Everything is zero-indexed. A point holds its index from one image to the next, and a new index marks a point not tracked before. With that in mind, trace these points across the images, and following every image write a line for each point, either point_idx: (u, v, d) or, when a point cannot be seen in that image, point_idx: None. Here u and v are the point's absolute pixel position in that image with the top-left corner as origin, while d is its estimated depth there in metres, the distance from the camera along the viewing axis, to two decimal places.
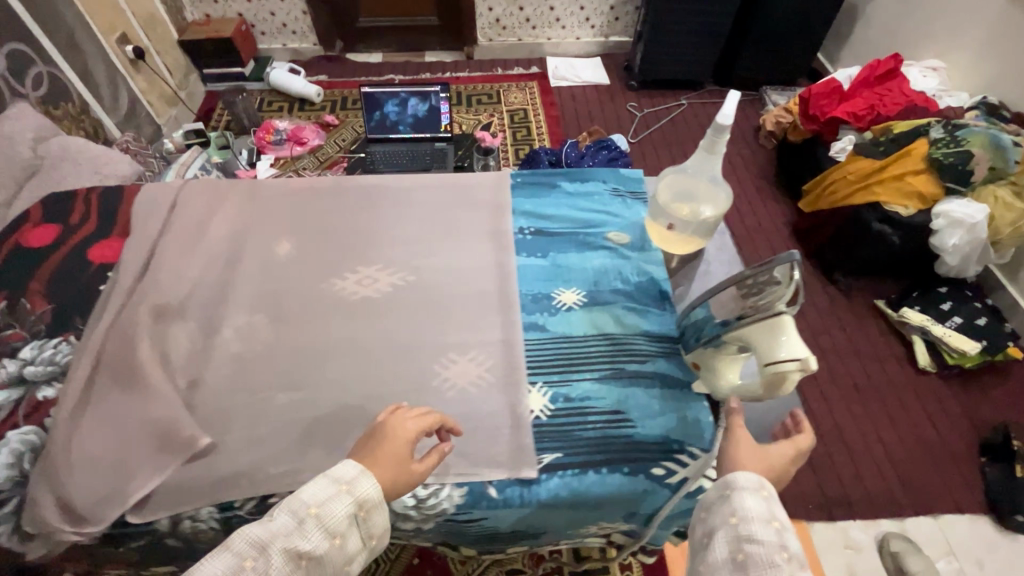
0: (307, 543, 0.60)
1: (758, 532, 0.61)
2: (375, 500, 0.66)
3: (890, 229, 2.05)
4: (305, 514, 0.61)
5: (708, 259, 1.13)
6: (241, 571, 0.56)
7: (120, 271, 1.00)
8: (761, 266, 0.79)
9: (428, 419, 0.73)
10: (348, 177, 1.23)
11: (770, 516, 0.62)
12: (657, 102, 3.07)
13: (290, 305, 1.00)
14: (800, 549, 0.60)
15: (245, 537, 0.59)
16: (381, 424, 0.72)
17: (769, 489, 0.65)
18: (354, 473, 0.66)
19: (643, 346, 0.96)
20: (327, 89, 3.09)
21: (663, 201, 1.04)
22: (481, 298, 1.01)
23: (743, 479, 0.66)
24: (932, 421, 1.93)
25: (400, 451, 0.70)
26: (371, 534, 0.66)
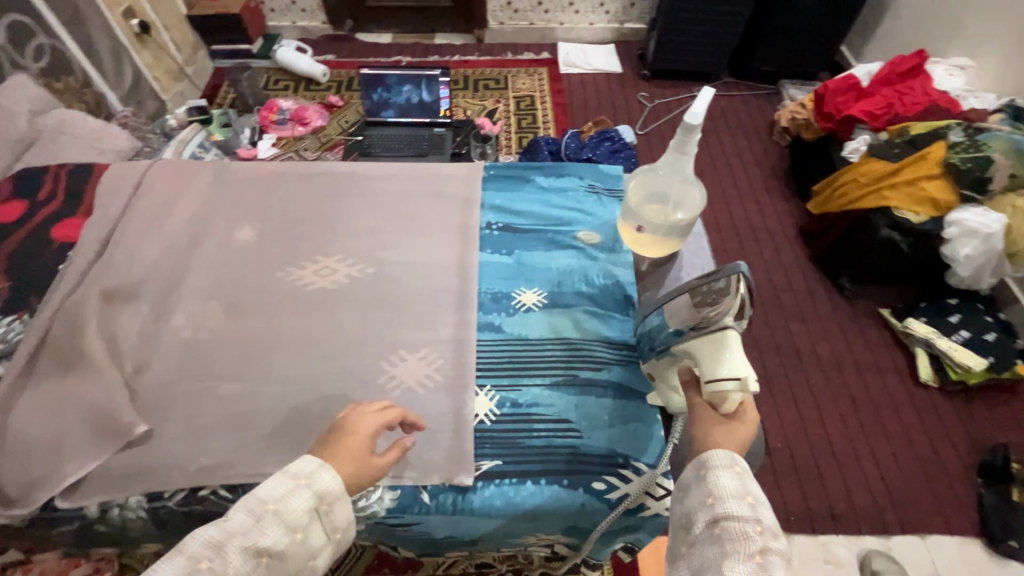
0: (266, 539, 0.59)
1: (735, 511, 0.61)
2: (335, 494, 0.65)
3: (900, 235, 1.96)
4: (263, 511, 0.60)
5: (681, 264, 1.05)
6: (195, 573, 0.54)
7: (77, 252, 1.01)
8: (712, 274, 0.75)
9: (387, 413, 0.73)
10: (319, 162, 1.21)
11: (743, 491, 0.62)
12: (669, 93, 2.97)
13: (244, 293, 0.99)
14: (773, 520, 0.61)
15: (200, 538, 0.56)
16: (340, 420, 0.71)
17: (742, 464, 0.64)
18: (312, 467, 0.65)
19: (600, 352, 0.92)
20: (334, 69, 3.06)
21: (635, 203, 0.99)
22: (438, 295, 0.99)
23: (716, 457, 0.65)
24: (928, 438, 1.86)
25: (359, 445, 0.69)
26: (335, 528, 0.65)
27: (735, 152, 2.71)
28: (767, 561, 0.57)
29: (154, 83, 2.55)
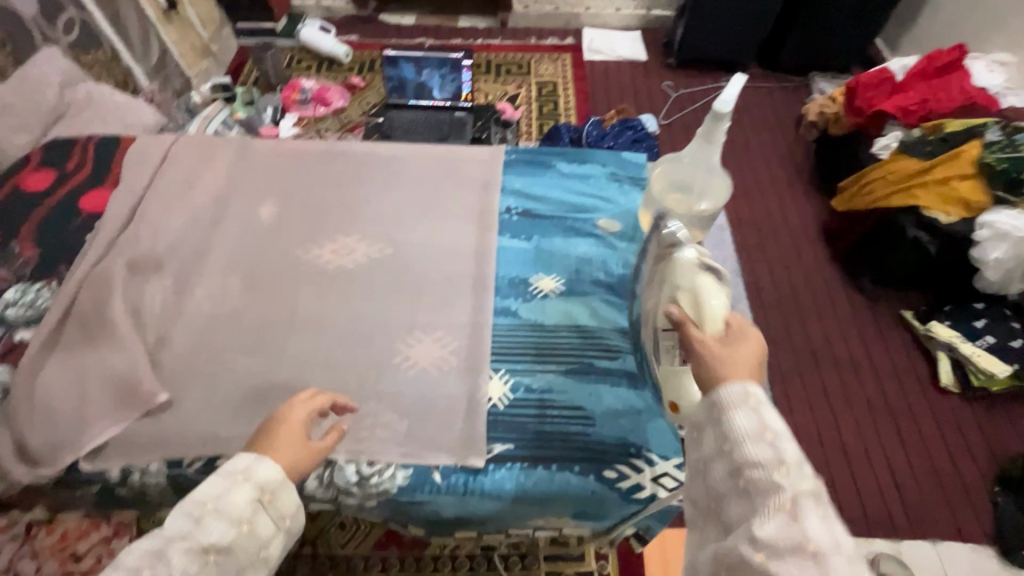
0: (209, 535, 0.59)
1: (756, 454, 0.52)
2: (277, 482, 0.65)
3: (927, 235, 1.94)
4: (202, 511, 0.60)
5: None
6: None
7: (103, 223, 1.02)
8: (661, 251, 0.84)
9: (315, 399, 0.72)
10: (340, 142, 1.21)
11: (761, 426, 0.53)
12: (694, 83, 2.91)
13: (264, 269, 1.00)
14: (802, 455, 0.52)
15: (137, 552, 0.56)
16: (274, 413, 0.70)
17: (758, 396, 0.55)
18: (248, 462, 0.64)
19: (617, 342, 0.91)
20: (356, 50, 3.05)
21: (658, 192, 0.98)
22: (455, 279, 0.99)
23: (728, 391, 0.56)
24: (944, 444, 1.83)
25: (294, 434, 0.68)
26: (284, 515, 0.65)
27: (759, 146, 2.66)
28: (798, 508, 0.48)
29: (181, 59, 2.57)
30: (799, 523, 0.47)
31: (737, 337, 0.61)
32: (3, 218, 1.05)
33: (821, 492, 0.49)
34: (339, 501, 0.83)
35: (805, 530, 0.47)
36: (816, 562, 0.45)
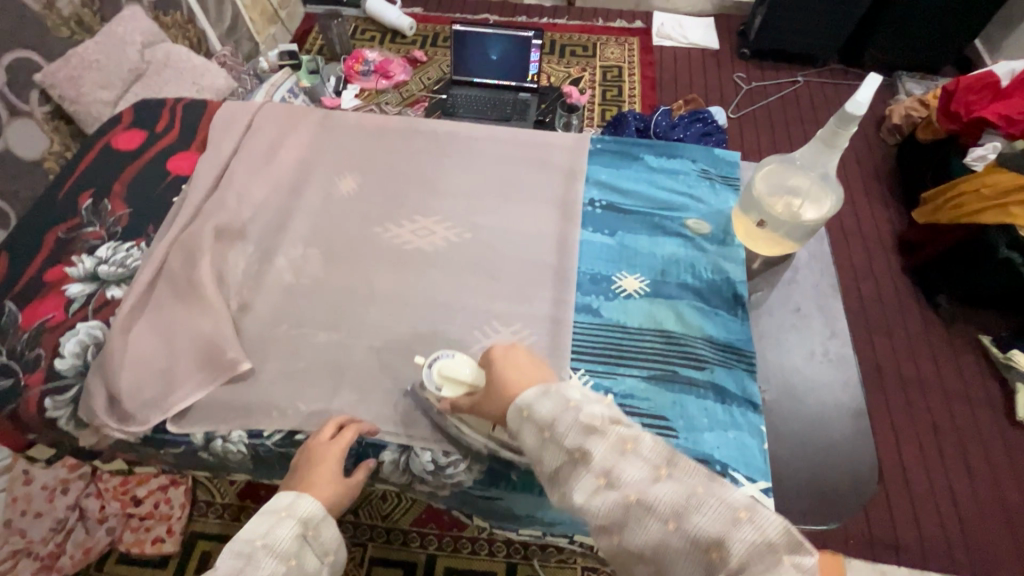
0: (261, 571, 0.62)
1: (558, 461, 0.58)
2: (319, 516, 0.69)
3: (1020, 256, 1.79)
4: (253, 547, 0.63)
5: (796, 267, 1.00)
6: None
7: (190, 186, 1.03)
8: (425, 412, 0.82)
9: (344, 436, 0.76)
10: (421, 118, 1.18)
11: (542, 428, 0.60)
12: (769, 76, 2.76)
13: (344, 243, 0.99)
14: (581, 421, 0.57)
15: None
16: (307, 450, 0.76)
17: (524, 403, 0.62)
18: (290, 500, 0.70)
19: (703, 352, 0.87)
20: (420, 23, 3.02)
21: (758, 193, 0.91)
22: (537, 269, 0.96)
23: (515, 431, 0.63)
24: (1018, 481, 1.71)
25: (330, 472, 0.74)
26: (326, 549, 0.69)
27: None
28: (608, 473, 0.54)
29: (250, 24, 2.59)
30: (615, 485, 0.53)
31: (493, 375, 0.68)
32: (97, 175, 1.07)
33: (614, 438, 0.56)
34: (412, 487, 0.84)
35: (620, 485, 0.53)
36: (640, 503, 0.51)
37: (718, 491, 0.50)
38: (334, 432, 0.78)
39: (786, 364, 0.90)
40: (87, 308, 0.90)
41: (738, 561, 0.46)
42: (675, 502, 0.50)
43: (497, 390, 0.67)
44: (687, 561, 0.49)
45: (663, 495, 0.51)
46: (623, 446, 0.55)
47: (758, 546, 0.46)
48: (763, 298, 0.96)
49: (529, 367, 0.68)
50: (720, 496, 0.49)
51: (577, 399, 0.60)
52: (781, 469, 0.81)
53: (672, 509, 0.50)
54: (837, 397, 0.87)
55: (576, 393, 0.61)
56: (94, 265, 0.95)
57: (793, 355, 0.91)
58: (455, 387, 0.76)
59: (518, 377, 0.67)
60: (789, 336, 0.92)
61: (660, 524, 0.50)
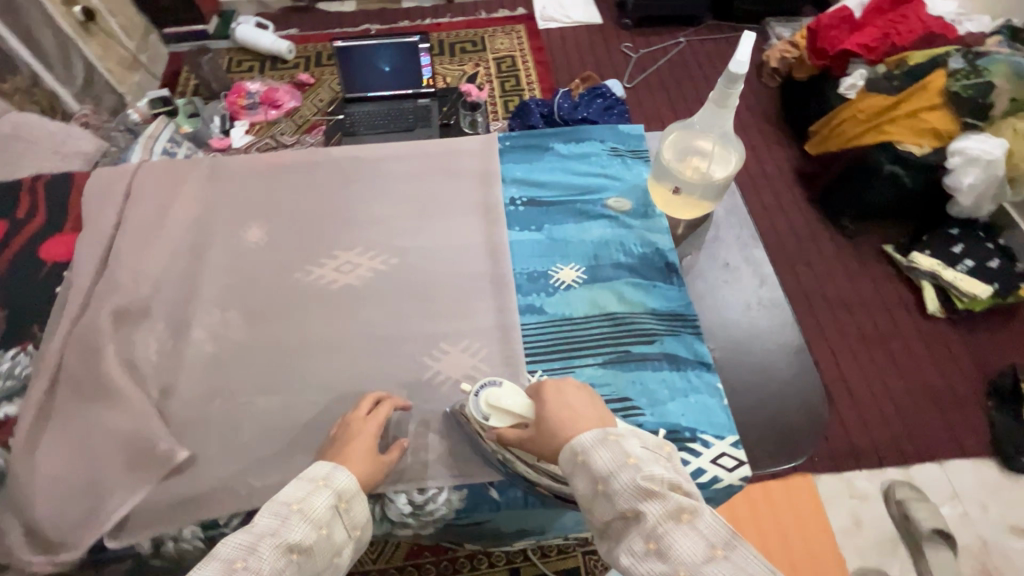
0: (295, 534, 0.58)
1: (609, 515, 0.58)
2: (352, 492, 0.67)
3: (903, 168, 2.00)
4: (288, 511, 0.60)
5: (718, 224, 1.04)
6: (231, 571, 0.52)
7: (73, 271, 0.92)
8: (464, 435, 0.79)
9: (381, 412, 0.76)
10: (319, 149, 1.11)
11: (596, 480, 0.59)
12: (653, 42, 2.86)
13: (263, 299, 0.92)
14: (636, 483, 0.56)
15: (229, 544, 0.55)
16: (345, 425, 0.75)
17: (581, 451, 0.62)
18: (328, 470, 0.67)
19: (650, 326, 0.89)
20: (299, 45, 2.88)
21: (667, 161, 0.94)
22: (472, 281, 0.93)
23: (567, 473, 0.63)
24: (940, 370, 1.92)
25: (365, 447, 0.72)
26: (354, 526, 0.65)
27: None
28: (658, 540, 0.53)
29: (108, 74, 2.36)
30: (665, 556, 0.51)
31: (549, 414, 0.67)
32: None
33: (670, 506, 0.54)
34: (395, 533, 0.80)
35: (670, 557, 0.51)
36: None
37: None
38: (371, 407, 0.78)
39: (729, 319, 0.93)
40: None
41: None
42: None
43: (554, 426, 0.66)
44: None
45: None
46: (678, 515, 0.53)
47: None
48: (694, 261, 0.99)
49: (589, 408, 0.67)
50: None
51: (638, 458, 0.59)
52: (740, 422, 0.85)
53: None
54: (781, 340, 0.92)
55: (636, 448, 0.60)
56: None
57: (733, 309, 0.94)
58: (501, 417, 0.73)
59: (577, 416, 0.66)
60: (725, 292, 0.96)
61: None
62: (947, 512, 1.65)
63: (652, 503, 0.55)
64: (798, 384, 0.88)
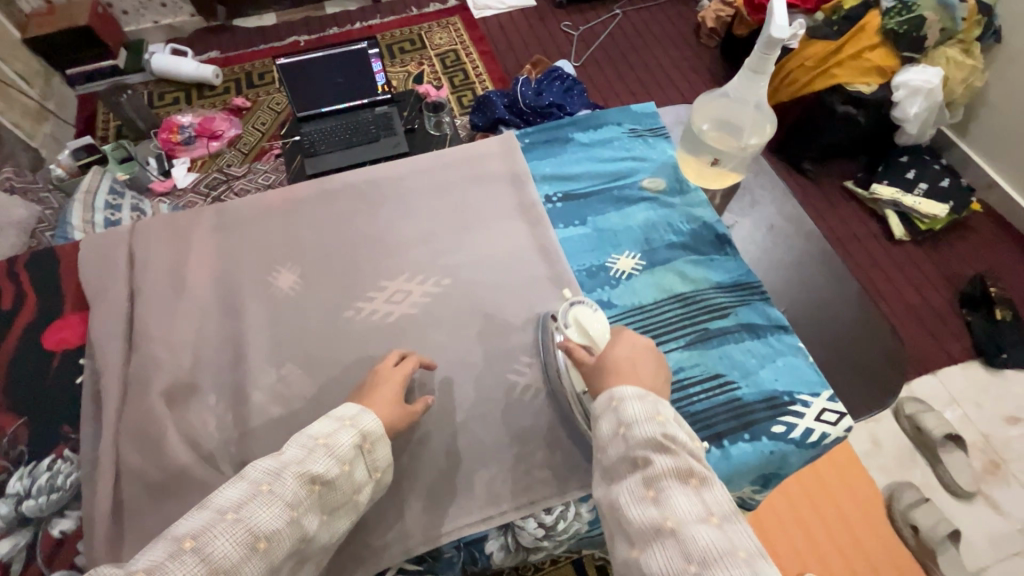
0: (317, 467, 0.64)
1: (619, 456, 0.61)
2: (376, 434, 0.70)
3: (854, 109, 2.11)
4: (314, 444, 0.65)
5: (749, 188, 1.06)
6: (258, 493, 0.60)
7: (96, 357, 0.81)
8: (542, 344, 0.86)
9: (408, 362, 0.78)
10: (327, 176, 1.03)
11: (620, 424, 0.63)
12: (590, 17, 2.86)
13: (318, 348, 0.86)
14: (654, 437, 0.60)
15: (257, 468, 0.63)
16: (374, 372, 0.78)
17: (614, 398, 0.65)
18: (355, 412, 0.70)
19: (720, 300, 0.89)
20: (224, 67, 2.68)
21: (698, 130, 0.97)
22: (535, 287, 0.91)
23: (594, 413, 0.66)
24: (917, 288, 2.07)
25: (391, 393, 0.75)
26: (376, 467, 0.71)
27: (671, 64, 2.69)
28: (659, 490, 0.57)
29: (16, 129, 2.11)
30: (661, 504, 0.56)
31: (608, 356, 0.71)
32: None
33: (682, 467, 0.58)
34: (530, 559, 0.82)
35: (665, 507, 0.56)
36: (675, 534, 0.53)
37: (755, 567, 0.50)
38: (398, 360, 0.80)
39: (778, 279, 0.97)
40: (35, 562, 0.70)
41: None
42: (707, 550, 0.51)
43: (610, 369, 0.70)
44: None
45: (699, 538, 0.52)
46: (684, 478, 0.57)
47: None
48: (738, 225, 1.02)
49: (650, 372, 0.69)
50: (753, 570, 0.50)
51: (667, 421, 0.62)
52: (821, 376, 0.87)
53: (699, 553, 0.51)
54: (829, 291, 0.96)
55: (669, 413, 0.63)
56: (12, 505, 0.72)
57: (779, 270, 0.98)
58: (579, 333, 0.79)
59: (633, 372, 0.68)
60: (772, 252, 0.99)
61: (678, 559, 0.51)
62: (949, 416, 1.79)
63: (664, 456, 0.59)
64: (858, 328, 0.92)
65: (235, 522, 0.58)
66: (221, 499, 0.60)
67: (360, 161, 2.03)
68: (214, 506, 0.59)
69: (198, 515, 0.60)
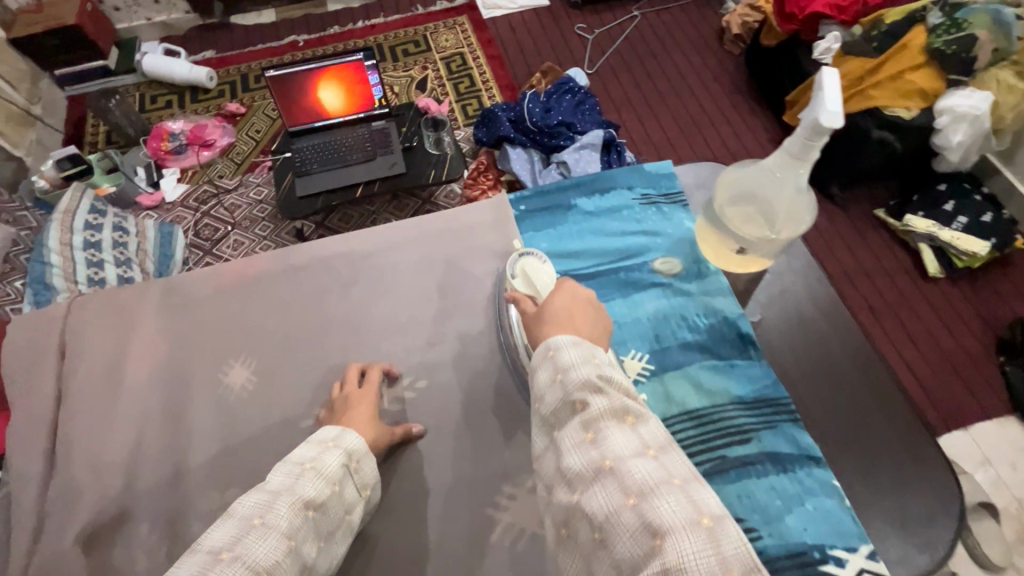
0: (308, 491, 0.69)
1: (557, 404, 0.63)
2: (360, 453, 0.78)
3: (891, 134, 1.87)
4: (302, 468, 0.72)
5: (772, 281, 0.93)
6: (250, 526, 0.62)
7: (17, 489, 0.81)
8: (497, 303, 0.95)
9: (371, 376, 0.87)
10: (292, 246, 1.01)
11: (557, 373, 0.64)
12: (608, 19, 2.61)
13: (255, 467, 0.81)
14: (586, 377, 0.63)
15: (247, 502, 0.65)
16: (341, 398, 0.84)
17: (553, 348, 0.66)
18: (336, 433, 0.78)
19: (741, 421, 0.77)
20: (220, 68, 2.41)
21: (718, 205, 0.82)
22: (501, 395, 0.91)
23: (533, 365, 0.68)
24: (949, 330, 1.88)
25: (367, 412, 0.83)
26: (363, 485, 0.78)
27: (692, 73, 2.43)
28: (596, 432, 0.58)
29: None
30: (598, 444, 0.57)
31: (550, 307, 0.73)
32: None
33: (616, 407, 0.60)
34: None
35: (602, 447, 0.57)
36: (613, 470, 0.55)
37: (693, 492, 0.51)
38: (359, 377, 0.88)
39: (798, 396, 0.83)
40: None
41: (675, 556, 0.46)
42: (645, 482, 0.52)
43: (551, 319, 0.72)
44: (629, 540, 0.50)
45: (636, 471, 0.53)
46: (622, 417, 0.60)
47: (707, 553, 0.46)
48: (764, 321, 0.89)
49: (590, 324, 0.71)
50: (693, 497, 0.51)
51: (602, 365, 0.63)
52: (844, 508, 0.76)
53: (637, 487, 0.52)
54: (870, 406, 0.83)
55: (604, 357, 0.65)
56: None
57: (808, 379, 0.85)
58: (524, 282, 0.88)
59: (573, 325, 0.70)
60: (794, 362, 0.86)
61: (619, 496, 0.52)
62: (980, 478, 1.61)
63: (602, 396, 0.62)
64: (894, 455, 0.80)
65: (232, 560, 0.58)
66: (214, 539, 0.60)
67: (355, 185, 1.67)
68: (205, 548, 0.58)
69: (188, 560, 0.59)
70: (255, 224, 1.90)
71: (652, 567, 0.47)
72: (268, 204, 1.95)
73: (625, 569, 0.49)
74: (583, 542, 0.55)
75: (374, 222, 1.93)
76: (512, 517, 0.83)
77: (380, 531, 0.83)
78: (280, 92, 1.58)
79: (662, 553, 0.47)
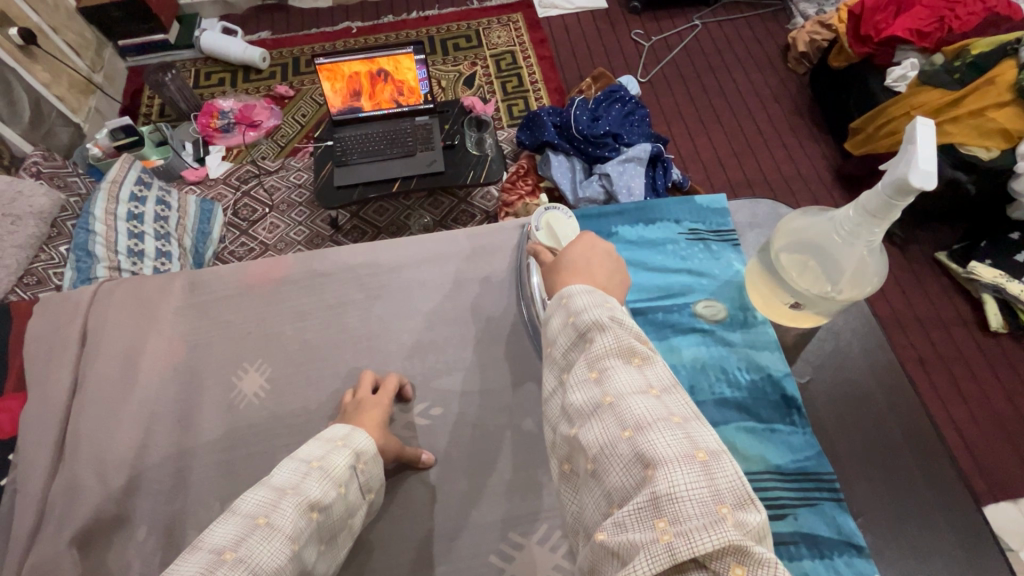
0: (314, 492, 0.66)
1: (568, 344, 0.57)
2: (368, 453, 0.76)
3: (966, 174, 1.65)
4: (309, 467, 0.69)
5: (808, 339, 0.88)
6: (254, 526, 0.60)
7: (19, 476, 0.83)
8: (522, 260, 0.99)
9: (388, 385, 0.88)
10: (314, 252, 1.03)
11: (568, 318, 0.58)
12: (667, 27, 2.51)
13: (257, 477, 0.84)
14: (596, 316, 0.56)
15: (252, 500, 0.63)
16: (353, 407, 0.84)
17: (566, 295, 0.60)
18: (347, 432, 0.77)
19: (779, 495, 0.73)
20: (273, 49, 2.42)
21: (774, 251, 0.76)
22: (511, 427, 0.89)
23: (546, 312, 0.62)
24: (1008, 393, 1.65)
25: (378, 418, 0.82)
26: (369, 488, 0.76)
27: (750, 89, 2.32)
28: (602, 369, 0.53)
29: (60, 104, 1.95)
30: (602, 381, 0.52)
31: (567, 255, 0.67)
32: None
33: (623, 345, 0.54)
34: None
35: (605, 384, 0.52)
36: (612, 406, 0.49)
37: (691, 429, 0.47)
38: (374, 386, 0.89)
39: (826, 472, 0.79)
40: None
41: (666, 483, 0.42)
42: (644, 417, 0.47)
43: (566, 267, 0.66)
44: (622, 471, 0.46)
45: (637, 408, 0.48)
46: (631, 359, 0.53)
47: (700, 486, 0.42)
48: (812, 383, 0.86)
49: (606, 275, 0.65)
50: (689, 432, 0.47)
51: (616, 309, 0.58)
52: None
53: (635, 420, 0.47)
54: (906, 488, 0.78)
55: (617, 304, 0.59)
56: None
57: (854, 457, 0.80)
58: (546, 234, 0.91)
59: (587, 273, 0.64)
60: (828, 432, 0.82)
61: (615, 429, 0.48)
62: None
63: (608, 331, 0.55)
64: (937, 552, 0.74)
65: (236, 562, 0.56)
66: (216, 537, 0.58)
67: (392, 179, 1.64)
68: (208, 547, 0.56)
69: (187, 559, 0.57)
70: (292, 209, 1.90)
71: (641, 495, 0.43)
72: (307, 190, 1.94)
73: (615, 499, 0.46)
74: (580, 477, 0.52)
75: (408, 216, 1.90)
76: (512, 561, 0.79)
77: (374, 555, 0.80)
78: (329, 82, 1.57)
79: (652, 483, 0.43)
